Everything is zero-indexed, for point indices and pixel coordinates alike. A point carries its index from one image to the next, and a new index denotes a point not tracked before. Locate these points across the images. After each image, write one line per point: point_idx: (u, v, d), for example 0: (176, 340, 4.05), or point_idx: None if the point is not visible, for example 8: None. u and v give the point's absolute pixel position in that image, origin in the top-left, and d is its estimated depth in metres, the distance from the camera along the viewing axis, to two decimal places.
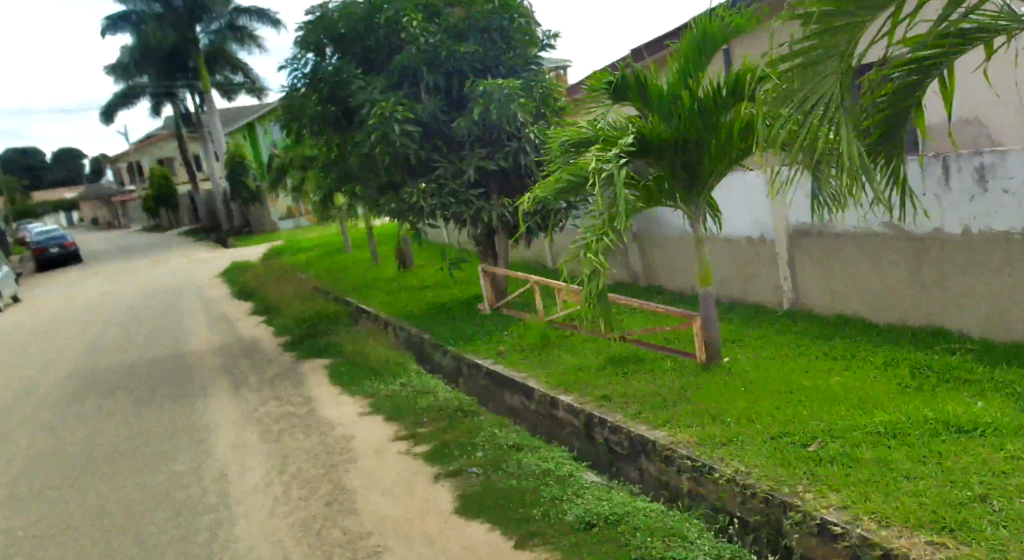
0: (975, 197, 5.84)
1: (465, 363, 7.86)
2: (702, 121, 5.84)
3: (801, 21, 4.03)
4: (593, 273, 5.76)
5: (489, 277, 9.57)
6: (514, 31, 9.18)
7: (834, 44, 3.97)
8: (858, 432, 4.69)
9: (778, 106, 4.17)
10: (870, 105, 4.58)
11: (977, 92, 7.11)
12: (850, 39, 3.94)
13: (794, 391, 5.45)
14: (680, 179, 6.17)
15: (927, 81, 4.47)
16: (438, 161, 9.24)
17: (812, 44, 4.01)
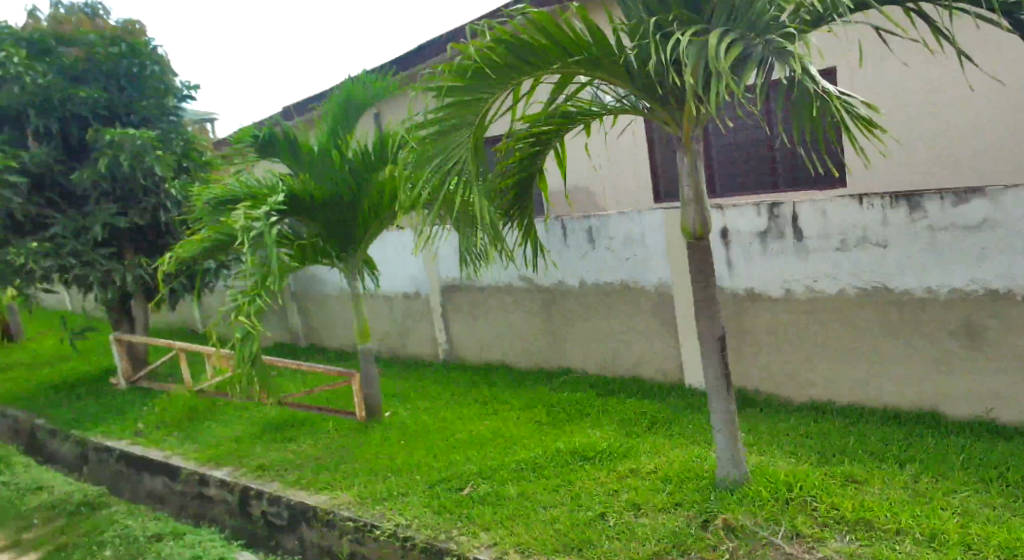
0: (587, 254, 6.68)
1: (93, 449, 6.97)
2: (353, 180, 5.98)
3: (433, 93, 4.38)
4: (245, 336, 5.59)
5: (124, 347, 8.67)
6: (146, 79, 8.61)
7: (463, 116, 4.35)
8: (503, 470, 5.17)
9: (416, 168, 4.47)
10: (502, 171, 5.13)
11: (585, 163, 8.23)
12: (478, 112, 4.35)
13: (448, 438, 5.82)
14: (333, 238, 6.23)
15: (544, 153, 5.15)
16: (53, 218, 8.15)
17: (446, 113, 4.35)
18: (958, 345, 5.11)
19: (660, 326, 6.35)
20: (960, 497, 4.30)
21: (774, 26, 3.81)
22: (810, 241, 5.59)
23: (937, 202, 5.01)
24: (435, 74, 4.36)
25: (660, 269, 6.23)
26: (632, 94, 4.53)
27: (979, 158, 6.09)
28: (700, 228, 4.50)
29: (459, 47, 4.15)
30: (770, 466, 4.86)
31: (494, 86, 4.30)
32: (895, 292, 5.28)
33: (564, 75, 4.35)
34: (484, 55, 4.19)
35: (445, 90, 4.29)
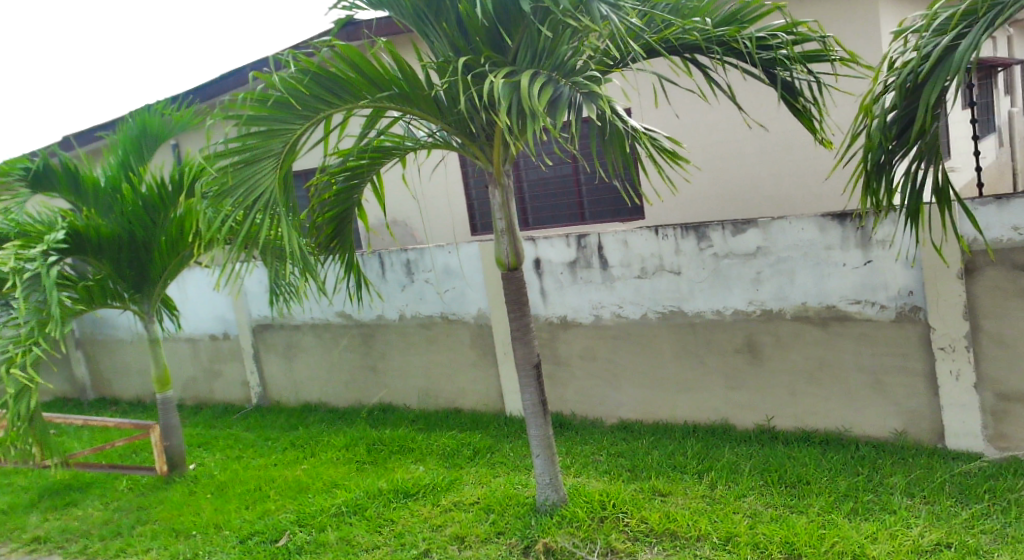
0: (405, 287, 6.68)
1: None
2: (147, 217, 5.56)
3: (235, 122, 4.09)
4: (19, 392, 4.89)
5: None
6: None
7: (268, 146, 4.11)
8: (321, 515, 4.96)
9: (215, 202, 4.12)
10: (318, 209, 5.06)
11: (404, 197, 8.45)
12: (284, 141, 4.13)
13: (259, 488, 5.50)
14: (125, 278, 5.72)
15: (361, 186, 5.08)
16: None
17: (250, 142, 4.08)
18: (742, 361, 5.65)
19: (477, 356, 6.48)
20: (749, 501, 4.69)
21: (575, 70, 3.98)
22: (614, 270, 6.00)
23: (720, 231, 5.53)
24: (236, 102, 4.06)
25: (478, 299, 6.34)
26: (443, 128, 4.50)
27: (752, 194, 6.89)
28: (513, 259, 4.57)
29: (262, 76, 3.98)
30: (585, 486, 5.07)
31: (301, 116, 4.14)
32: (688, 314, 5.77)
33: (375, 109, 4.26)
34: (290, 86, 4.05)
35: (248, 120, 4.03)
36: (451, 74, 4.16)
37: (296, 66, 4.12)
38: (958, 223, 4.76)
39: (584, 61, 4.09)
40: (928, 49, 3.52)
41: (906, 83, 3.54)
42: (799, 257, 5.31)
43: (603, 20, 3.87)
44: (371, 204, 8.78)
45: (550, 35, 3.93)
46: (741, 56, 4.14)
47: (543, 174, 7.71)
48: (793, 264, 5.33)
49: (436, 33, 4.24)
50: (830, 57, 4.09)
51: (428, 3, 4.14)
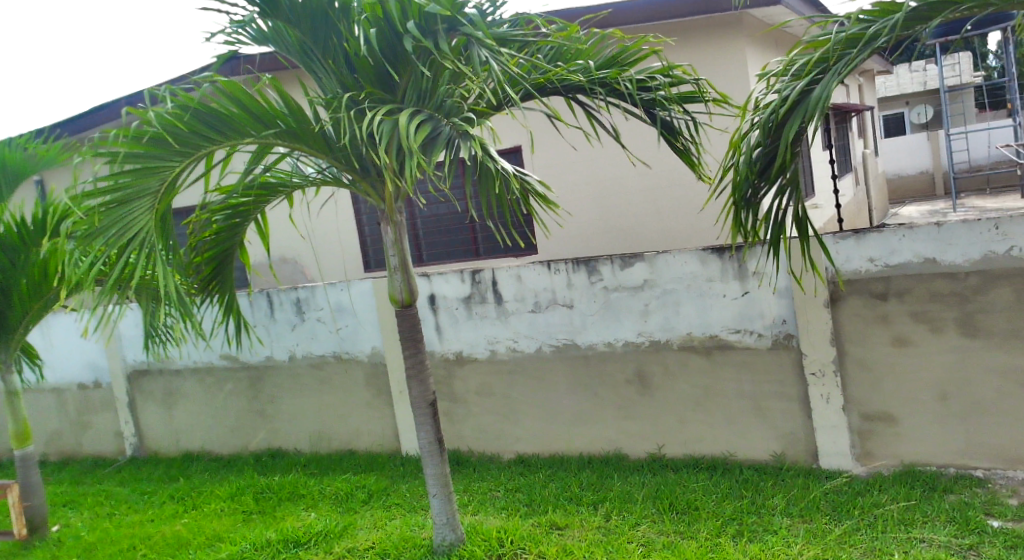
0: (295, 327, 6.48)
1: None
2: (7, 256, 5.13)
3: (106, 160, 3.83)
4: None
5: None
6: None
7: (145, 183, 3.88)
8: None
9: (83, 245, 3.81)
10: (198, 245, 4.82)
11: (292, 236, 8.28)
12: (161, 179, 3.91)
13: (133, 546, 5.14)
14: None
15: (245, 224, 4.90)
16: None
17: (124, 180, 3.83)
18: (633, 392, 5.79)
19: (371, 396, 6.35)
20: (643, 529, 4.78)
21: (455, 111, 3.99)
22: (509, 305, 6.05)
23: (610, 265, 5.69)
24: (107, 139, 3.83)
25: (372, 338, 6.23)
26: (331, 164, 4.36)
27: (638, 229, 7.15)
28: (408, 295, 4.44)
29: (136, 111, 3.73)
30: (483, 523, 5.03)
31: (180, 154, 3.93)
32: (581, 347, 5.88)
33: (261, 146, 4.11)
34: (166, 122, 3.82)
35: (122, 157, 3.79)
36: (336, 109, 4.09)
37: (174, 101, 3.89)
38: (819, 257, 5.09)
39: (464, 104, 4.11)
40: (786, 93, 3.71)
41: (768, 124, 3.73)
42: (683, 289, 5.52)
43: (483, 65, 3.87)
44: (256, 244, 8.55)
45: (430, 76, 3.93)
46: (623, 96, 4.24)
47: (440, 211, 7.74)
48: (676, 296, 5.55)
49: (323, 68, 4.19)
50: (704, 98, 4.26)
51: (315, 40, 4.10)
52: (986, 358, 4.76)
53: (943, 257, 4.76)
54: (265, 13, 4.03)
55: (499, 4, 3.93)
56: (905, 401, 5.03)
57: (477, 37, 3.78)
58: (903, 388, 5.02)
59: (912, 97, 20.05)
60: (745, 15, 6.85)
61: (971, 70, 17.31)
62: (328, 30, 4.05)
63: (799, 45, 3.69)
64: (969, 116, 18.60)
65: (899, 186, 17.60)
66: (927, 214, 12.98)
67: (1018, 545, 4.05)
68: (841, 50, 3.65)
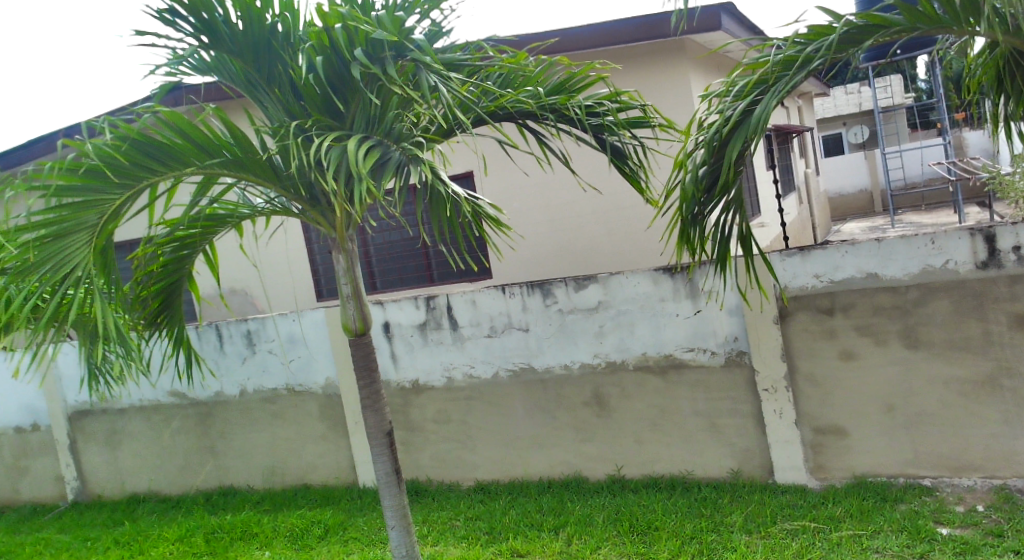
0: (246, 359, 6.35)
1: None
2: None
3: (40, 194, 3.70)
4: None
5: None
6: None
7: (82, 217, 3.77)
8: None
9: (17, 281, 3.67)
10: (144, 279, 4.70)
11: (242, 265, 8.16)
12: (98, 213, 3.81)
13: None
14: None
15: (192, 256, 4.80)
16: None
17: (60, 215, 3.71)
18: (590, 414, 5.80)
19: (326, 428, 6.23)
20: (605, 552, 4.76)
21: (405, 135, 4.01)
22: (464, 330, 6.02)
23: (564, 287, 5.71)
24: (42, 171, 3.71)
25: (326, 368, 6.12)
26: (279, 193, 4.32)
27: (590, 251, 7.21)
28: (361, 323, 4.38)
29: (73, 143, 3.61)
30: (443, 554, 4.96)
31: (119, 186, 3.83)
32: (538, 370, 5.87)
33: (206, 176, 4.05)
34: (104, 154, 3.72)
35: (56, 190, 3.67)
36: (284, 137, 4.07)
37: (113, 132, 3.79)
38: (767, 274, 5.20)
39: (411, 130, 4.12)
40: (728, 113, 3.80)
41: (712, 143, 3.79)
42: (636, 309, 5.57)
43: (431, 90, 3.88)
44: (204, 275, 8.38)
45: (379, 103, 3.94)
46: (573, 122, 4.29)
47: (393, 237, 7.66)
48: (630, 317, 5.59)
49: (268, 97, 4.15)
50: (651, 123, 4.34)
51: (259, 69, 4.06)
52: (928, 368, 4.90)
53: (884, 272, 4.90)
54: (208, 44, 3.98)
55: (447, 30, 3.95)
56: (854, 414, 5.13)
57: (425, 63, 3.80)
58: (851, 402, 5.13)
59: (848, 119, 20.76)
60: (688, 40, 7.03)
61: (902, 92, 17.99)
62: (273, 58, 4.02)
63: (739, 67, 3.78)
64: (901, 136, 19.31)
65: (839, 204, 18.11)
66: (868, 230, 13.35)
67: (968, 551, 4.14)
68: (778, 71, 3.77)
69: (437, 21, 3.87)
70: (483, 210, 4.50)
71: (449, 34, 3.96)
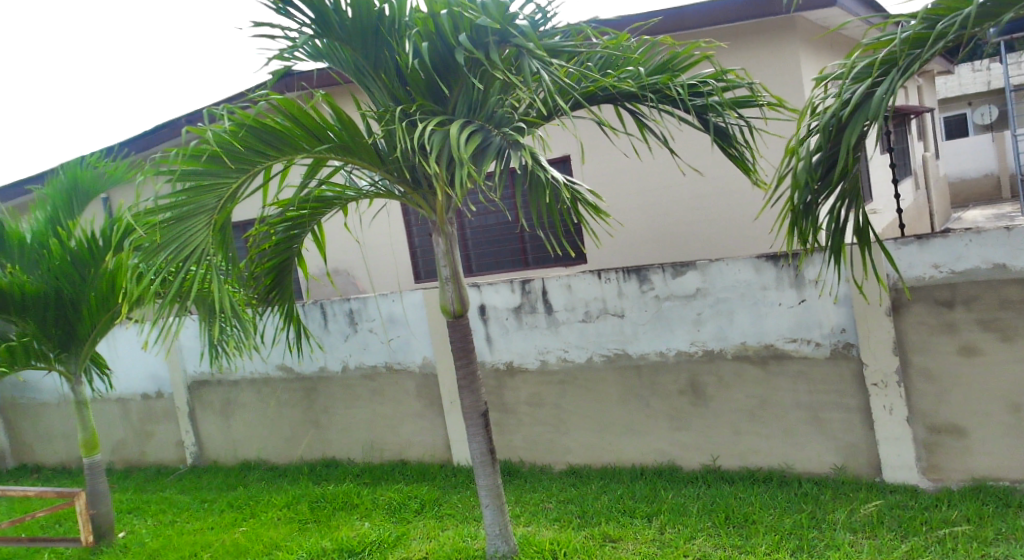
0: (348, 337, 6.56)
1: None
2: (74, 272, 5.32)
3: (165, 178, 3.95)
4: None
5: None
6: None
7: (202, 201, 3.98)
8: None
9: (147, 260, 3.95)
10: (257, 257, 4.91)
11: (347, 245, 8.41)
12: (217, 197, 4.00)
13: (195, 554, 5.25)
14: (52, 338, 5.50)
15: (302, 234, 4.98)
16: None
17: (181, 198, 3.95)
18: (686, 402, 5.72)
19: (423, 406, 6.38)
20: (698, 542, 4.70)
21: (506, 121, 4.05)
22: (559, 315, 6.03)
23: (661, 274, 5.63)
24: (168, 157, 3.95)
25: (423, 348, 6.27)
26: (383, 176, 4.43)
27: (688, 237, 7.08)
28: (459, 305, 4.47)
29: (195, 130, 3.81)
30: (536, 535, 5.01)
31: (236, 171, 4.03)
32: (632, 357, 5.83)
33: (315, 160, 4.17)
34: (223, 140, 3.91)
35: (178, 175, 3.89)
36: (389, 122, 4.18)
37: (231, 119, 3.98)
38: (880, 263, 4.97)
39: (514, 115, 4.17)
40: (847, 96, 3.62)
41: (829, 128, 3.64)
42: (736, 297, 5.44)
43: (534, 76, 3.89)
44: (311, 253, 8.69)
45: (483, 87, 3.97)
46: (676, 103, 4.21)
47: (489, 221, 7.74)
48: (730, 306, 5.46)
49: (375, 83, 4.25)
50: (759, 102, 4.19)
51: (367, 55, 4.15)
52: None
53: (1012, 263, 4.60)
54: (320, 32, 4.11)
55: (551, 15, 3.94)
56: (971, 412, 4.86)
57: (528, 48, 3.80)
58: (969, 400, 4.86)
59: (974, 98, 19.54)
60: (800, 19, 6.74)
61: None
62: (380, 45, 4.10)
63: (860, 47, 3.60)
64: None
65: (960, 190, 17.11)
66: (992, 218, 12.56)
67: None
68: (906, 50, 3.53)
69: (542, 6, 3.87)
70: (582, 199, 4.56)
71: (552, 18, 3.94)
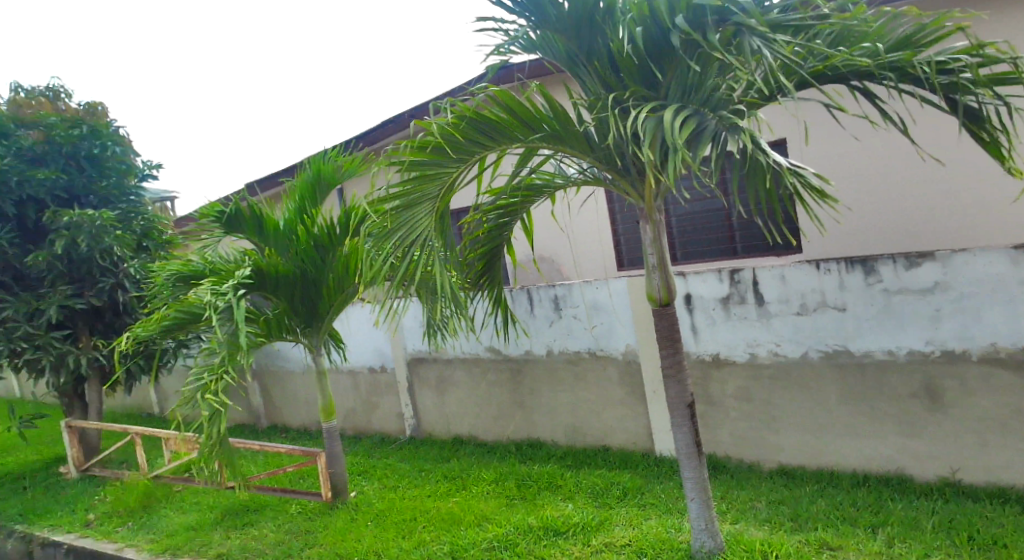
0: (553, 322, 6.71)
1: (41, 544, 6.57)
2: (319, 255, 6.01)
3: (396, 168, 4.33)
4: (212, 416, 5.42)
5: (75, 433, 8.06)
6: (107, 159, 7.96)
7: (425, 189, 4.30)
8: (474, 549, 5.00)
9: (379, 243, 4.34)
10: (471, 244, 5.18)
11: (553, 234, 8.51)
12: (438, 184, 4.30)
13: (413, 518, 5.68)
14: (299, 314, 6.18)
15: (512, 223, 5.16)
16: (6, 301, 7.44)
17: (409, 187, 4.30)
18: (918, 406, 5.20)
19: (627, 395, 6.37)
20: None
21: (724, 104, 3.88)
22: (771, 306, 5.72)
23: (891, 265, 5.16)
24: (398, 149, 4.32)
25: (626, 336, 6.27)
26: (592, 163, 4.44)
27: (925, 225, 6.42)
28: (666, 294, 4.38)
29: (421, 123, 4.12)
30: (744, 534, 4.80)
31: (456, 161, 4.28)
32: (854, 354, 5.39)
33: (527, 149, 4.31)
34: (445, 132, 4.18)
35: (406, 165, 4.24)
36: (601, 110, 4.20)
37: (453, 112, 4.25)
38: None
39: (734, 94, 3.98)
40: None
41: None
42: (986, 295, 4.89)
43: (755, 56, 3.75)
44: (520, 240, 8.94)
45: (700, 70, 3.86)
46: (920, 82, 3.81)
47: (695, 208, 7.54)
48: (979, 302, 4.91)
49: (587, 71, 4.27)
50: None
51: (581, 45, 4.20)
52: None
53: None
54: (535, 23, 4.22)
55: None
56: None
57: (750, 26, 3.69)
58: None
59: None
60: None
61: None
62: (594, 34, 4.13)
63: None
64: None
65: None
66: None
67: None
68: None
69: None
70: (807, 180, 4.07)
71: None
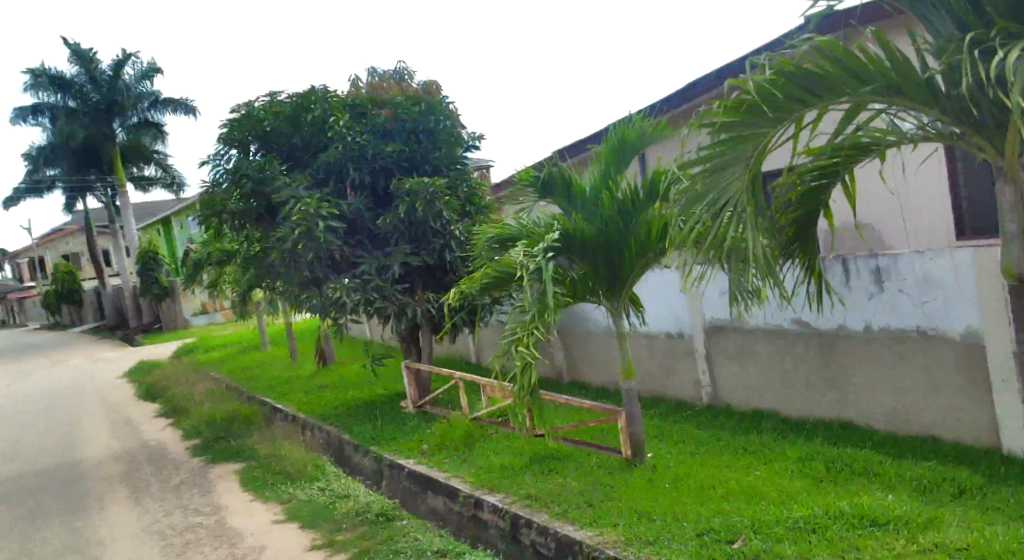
0: (873, 296, 6.17)
1: (387, 465, 7.57)
2: (621, 219, 6.10)
3: (708, 130, 4.29)
4: (525, 367, 5.76)
5: (411, 373, 9.13)
6: (440, 133, 8.76)
7: (739, 150, 4.21)
8: (779, 527, 4.75)
9: (687, 206, 4.41)
10: (781, 208, 4.87)
11: (879, 198, 7.71)
12: (753, 147, 4.17)
13: (715, 487, 5.57)
14: (603, 278, 6.32)
15: (832, 184, 4.77)
16: (363, 257, 8.61)
17: (717, 150, 4.27)
18: None
19: (966, 383, 5.68)
20: None
21: None
22: None
23: None
24: (711, 110, 4.27)
25: (967, 314, 5.58)
26: (938, 117, 4.05)
27: None
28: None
29: (737, 82, 4.06)
30: None
31: (773, 120, 4.11)
32: None
33: (855, 105, 4.01)
34: (764, 90, 4.05)
35: (719, 126, 4.20)
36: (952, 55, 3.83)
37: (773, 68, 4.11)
38: None
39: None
40: None
41: None
42: None
43: None
44: (839, 204, 8.22)
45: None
46: None
47: None
48: None
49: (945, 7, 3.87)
50: None
51: None
52: None
53: None
54: None
55: None
56: None
57: None
58: None
59: None
60: None
61: None
62: None
63: None
64: None
65: None
66: None
67: None
68: None
69: None
70: None
71: None
